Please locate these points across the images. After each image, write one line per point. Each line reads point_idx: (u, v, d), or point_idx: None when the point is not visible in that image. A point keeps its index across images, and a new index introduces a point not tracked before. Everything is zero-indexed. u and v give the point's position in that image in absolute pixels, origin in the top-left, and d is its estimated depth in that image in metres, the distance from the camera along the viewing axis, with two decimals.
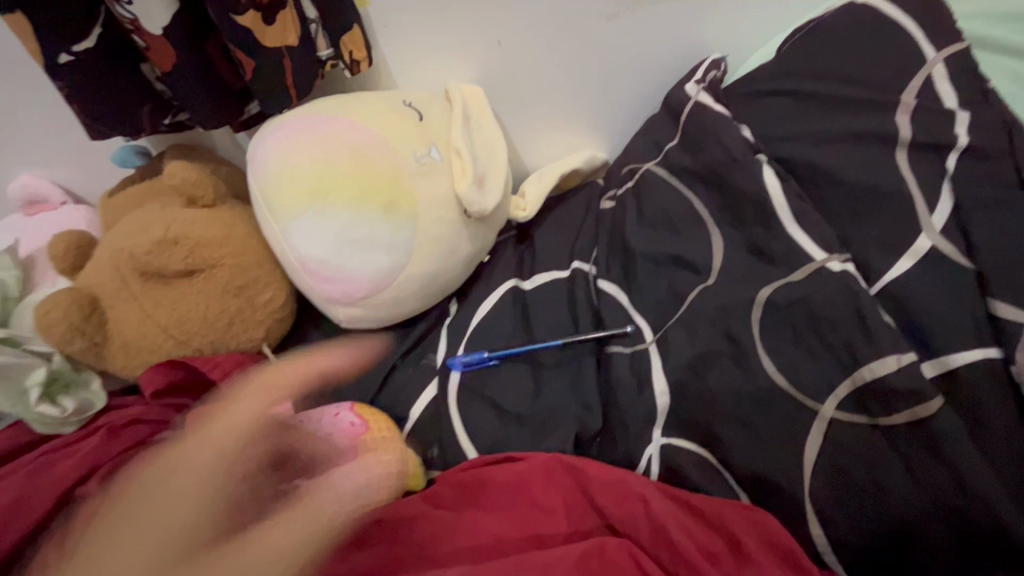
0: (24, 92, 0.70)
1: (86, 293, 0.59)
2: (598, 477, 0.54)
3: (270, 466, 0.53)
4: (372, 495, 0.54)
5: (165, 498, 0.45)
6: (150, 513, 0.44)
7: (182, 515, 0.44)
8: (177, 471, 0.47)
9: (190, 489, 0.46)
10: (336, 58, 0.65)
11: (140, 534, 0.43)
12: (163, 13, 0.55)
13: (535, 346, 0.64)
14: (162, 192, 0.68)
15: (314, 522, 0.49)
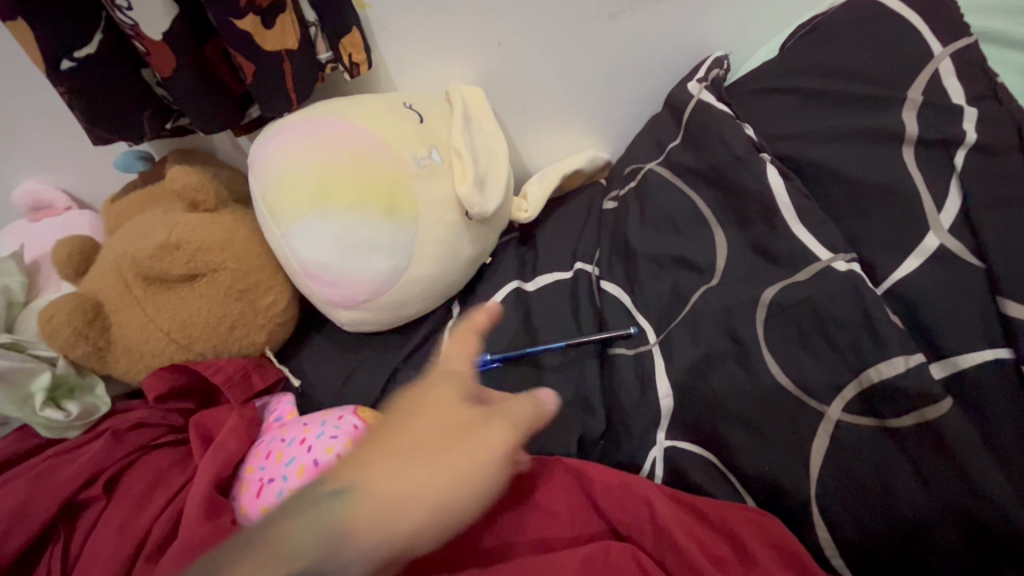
0: (28, 98, 0.70)
1: (89, 298, 0.59)
2: (603, 481, 0.53)
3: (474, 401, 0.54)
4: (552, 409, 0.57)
5: (434, 429, 0.50)
6: (425, 436, 0.49)
7: (455, 440, 0.49)
8: (427, 403, 0.52)
9: (432, 423, 0.50)
10: (335, 61, 0.65)
11: (425, 461, 0.48)
12: (162, 17, 0.55)
13: (538, 348, 0.64)
14: (164, 196, 0.68)
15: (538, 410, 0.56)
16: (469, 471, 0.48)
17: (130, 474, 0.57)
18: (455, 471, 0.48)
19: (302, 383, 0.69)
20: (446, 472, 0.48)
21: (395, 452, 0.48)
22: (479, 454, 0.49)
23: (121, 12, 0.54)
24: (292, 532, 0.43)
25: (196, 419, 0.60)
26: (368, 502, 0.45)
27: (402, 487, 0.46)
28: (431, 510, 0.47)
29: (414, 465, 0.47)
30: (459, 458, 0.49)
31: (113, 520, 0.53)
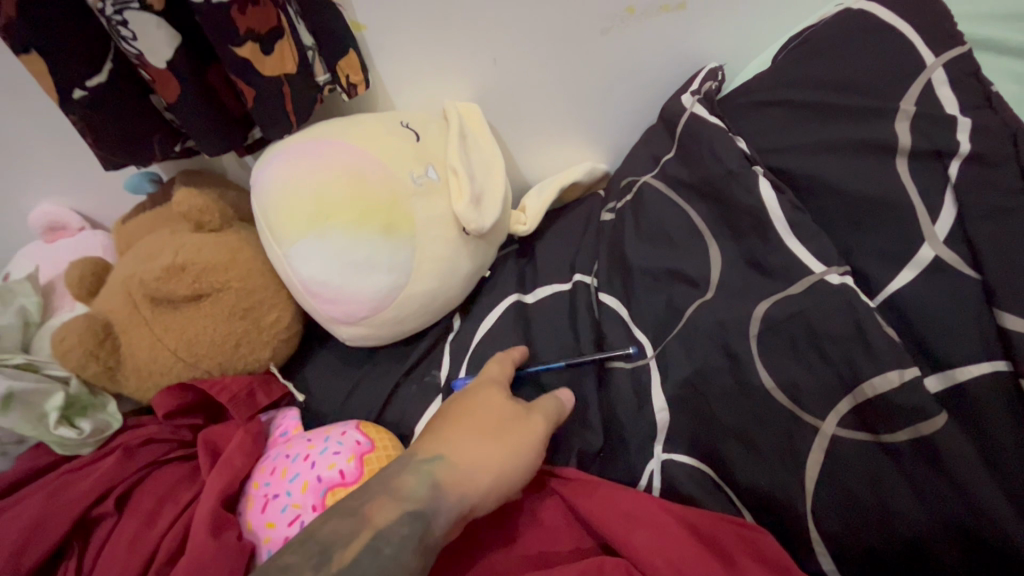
0: (42, 126, 0.73)
1: (101, 320, 0.62)
2: (608, 494, 0.55)
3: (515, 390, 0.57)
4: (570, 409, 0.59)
5: (492, 409, 0.53)
6: (485, 415, 0.52)
7: (511, 419, 0.53)
8: (481, 390, 0.55)
9: (491, 405, 0.53)
10: (334, 83, 0.67)
11: (492, 435, 0.51)
12: (166, 47, 0.57)
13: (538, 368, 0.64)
14: (171, 218, 0.70)
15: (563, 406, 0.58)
16: (526, 447, 0.51)
17: (141, 489, 0.58)
18: (516, 447, 0.51)
19: (306, 397, 0.70)
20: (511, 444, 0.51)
21: (464, 427, 0.51)
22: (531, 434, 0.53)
23: (127, 43, 0.55)
24: (398, 485, 0.46)
25: (204, 435, 0.62)
26: (452, 465, 0.48)
27: (478, 454, 0.49)
28: (501, 478, 0.49)
29: (484, 437, 0.50)
30: (516, 436, 0.52)
31: (125, 536, 0.54)
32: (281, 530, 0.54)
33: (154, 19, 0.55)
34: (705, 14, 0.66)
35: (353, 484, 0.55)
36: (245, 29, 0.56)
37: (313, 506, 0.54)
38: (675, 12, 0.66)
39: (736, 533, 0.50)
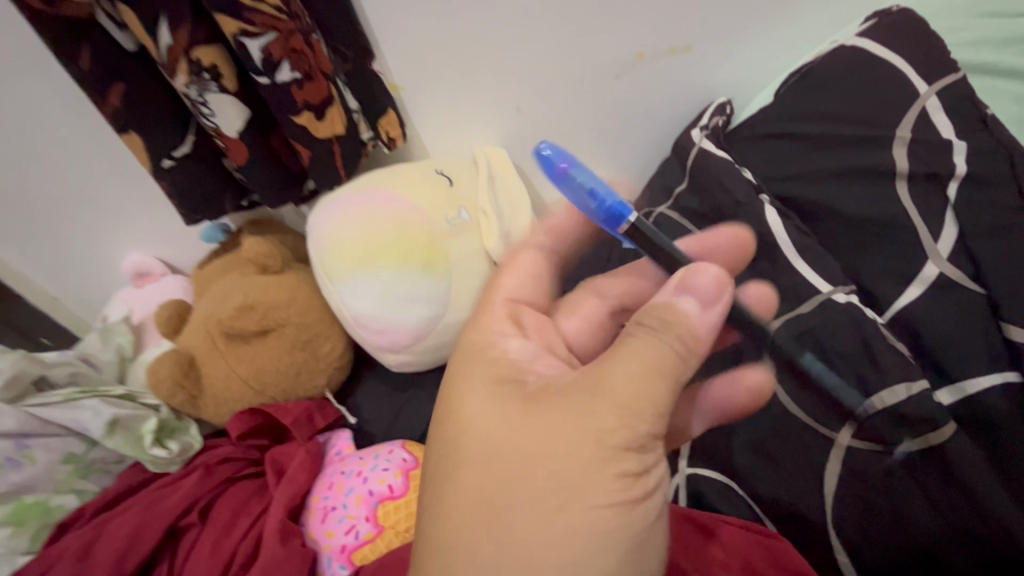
0: (137, 189, 0.86)
1: (184, 355, 0.71)
2: None
3: (534, 402, 0.37)
4: (706, 333, 0.38)
5: (493, 472, 0.36)
6: (490, 486, 0.36)
7: (540, 478, 0.35)
8: (460, 451, 0.37)
9: (492, 470, 0.36)
10: (376, 138, 0.76)
11: (513, 523, 0.34)
12: (236, 119, 0.66)
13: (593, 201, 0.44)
14: (239, 262, 0.80)
15: (664, 366, 0.36)
16: (571, 501, 0.34)
17: (220, 502, 0.66)
18: (566, 521, 0.34)
19: (357, 419, 0.77)
20: (553, 523, 0.34)
21: (463, 529, 0.35)
22: (581, 475, 0.34)
23: (206, 118, 0.65)
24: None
25: (271, 453, 0.70)
26: None
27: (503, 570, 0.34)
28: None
29: (503, 540, 0.34)
30: (543, 502, 0.34)
31: (208, 543, 0.62)
32: (339, 538, 0.60)
33: (228, 98, 0.65)
34: (711, 55, 0.71)
35: (401, 497, 0.61)
36: (302, 101, 0.64)
37: (366, 517, 0.60)
38: (682, 55, 0.71)
39: (755, 540, 0.52)
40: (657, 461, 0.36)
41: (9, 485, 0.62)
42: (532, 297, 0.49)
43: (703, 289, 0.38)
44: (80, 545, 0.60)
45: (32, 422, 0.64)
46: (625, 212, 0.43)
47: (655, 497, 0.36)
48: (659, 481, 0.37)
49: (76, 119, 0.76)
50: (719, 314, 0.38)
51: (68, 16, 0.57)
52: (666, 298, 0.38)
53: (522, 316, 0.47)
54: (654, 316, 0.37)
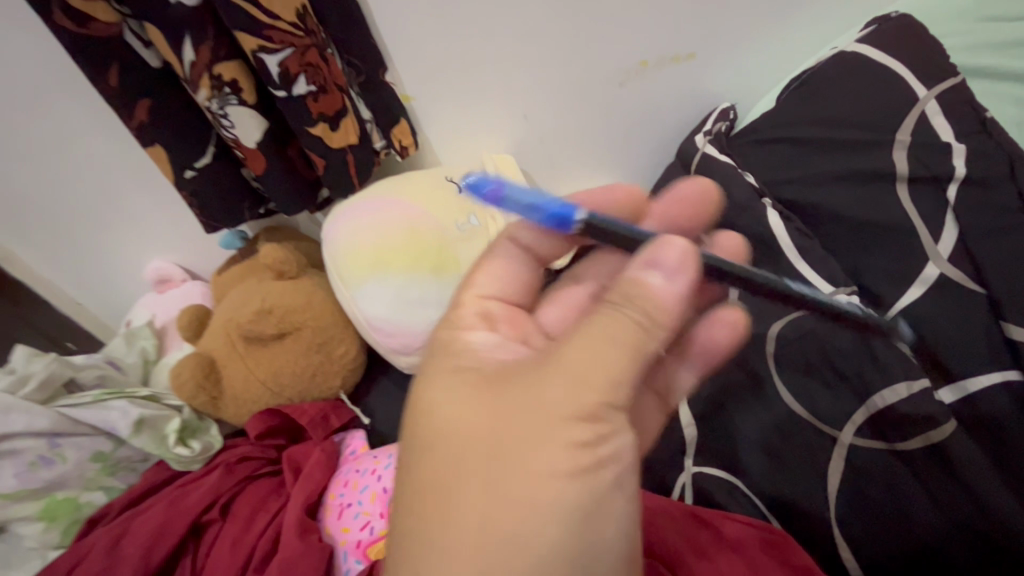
0: (160, 198, 0.89)
1: (205, 357, 0.74)
2: None
3: (488, 382, 0.36)
4: (673, 306, 0.34)
5: (441, 453, 0.35)
6: (439, 466, 0.34)
7: (485, 455, 0.33)
8: (417, 436, 0.36)
9: (441, 451, 0.35)
10: (388, 147, 0.78)
11: (458, 504, 0.33)
12: (255, 131, 0.69)
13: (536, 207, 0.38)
14: (257, 268, 0.83)
15: (620, 337, 0.33)
16: (525, 483, 0.32)
17: (240, 499, 0.69)
18: (519, 503, 0.32)
19: (371, 420, 0.79)
20: (505, 505, 0.32)
21: (415, 511, 0.34)
22: (532, 454, 0.32)
23: (226, 130, 0.68)
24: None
25: (288, 453, 0.73)
26: None
27: (458, 557, 0.32)
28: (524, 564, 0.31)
29: (457, 526, 0.32)
30: (497, 486, 0.32)
31: (229, 538, 0.64)
32: (355, 533, 0.62)
33: (247, 111, 0.68)
34: (713, 61, 0.73)
35: None
36: (317, 113, 0.67)
37: (380, 513, 0.62)
38: (685, 62, 0.73)
39: (759, 535, 0.53)
40: (619, 433, 0.33)
41: (42, 481, 0.66)
42: (505, 293, 0.47)
43: (669, 263, 0.34)
44: (109, 539, 0.62)
45: (63, 421, 0.67)
46: (571, 214, 0.38)
47: (617, 470, 0.33)
48: (622, 453, 0.33)
49: (103, 132, 0.79)
50: (687, 288, 0.34)
51: (98, 35, 0.60)
52: (630, 274, 0.35)
53: (493, 311, 0.44)
54: (614, 293, 0.34)
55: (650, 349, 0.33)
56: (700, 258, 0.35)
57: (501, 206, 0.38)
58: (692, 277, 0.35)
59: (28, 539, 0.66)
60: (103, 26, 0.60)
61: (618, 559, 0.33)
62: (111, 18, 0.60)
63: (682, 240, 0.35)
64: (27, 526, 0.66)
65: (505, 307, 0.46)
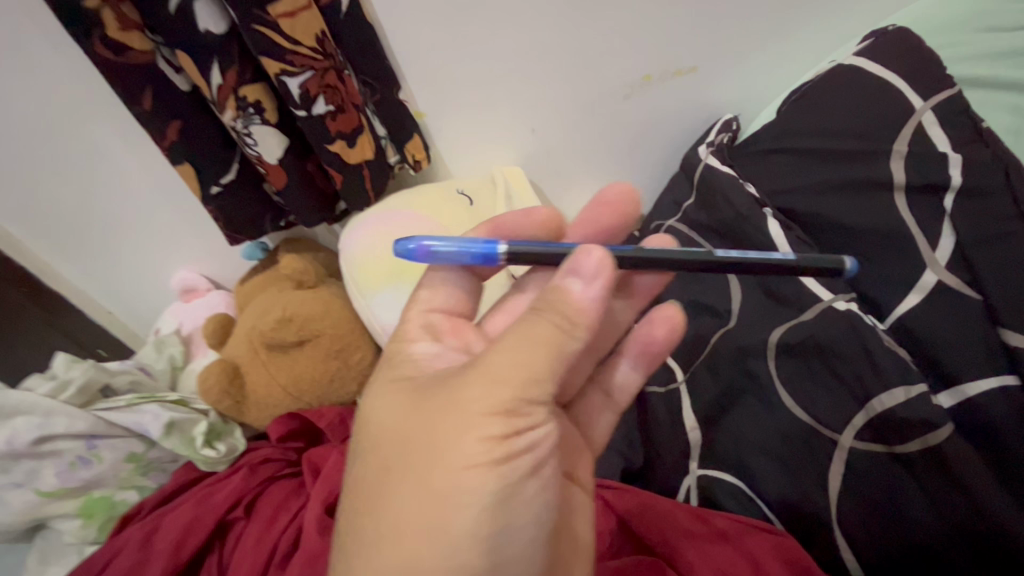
0: (188, 212, 0.94)
1: (230, 363, 0.78)
2: (627, 502, 0.62)
3: (424, 388, 0.43)
4: (591, 309, 0.40)
5: (388, 443, 0.41)
6: (386, 455, 0.41)
7: (420, 445, 0.40)
8: (367, 435, 0.43)
9: (388, 442, 0.41)
10: (402, 161, 0.82)
11: (397, 486, 0.39)
12: (277, 149, 0.73)
13: (461, 251, 0.46)
14: (278, 278, 0.87)
15: (538, 339, 0.39)
16: (447, 470, 0.38)
17: (263, 497, 0.72)
18: (443, 488, 0.38)
19: None
20: (431, 490, 0.38)
21: (363, 499, 0.41)
22: (453, 445, 0.38)
23: (250, 148, 0.72)
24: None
25: (308, 454, 0.75)
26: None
27: (393, 536, 0.38)
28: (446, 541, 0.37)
29: (392, 508, 0.39)
30: (426, 474, 0.39)
31: (252, 535, 0.67)
32: None
33: (270, 129, 0.71)
34: (715, 75, 0.75)
35: None
36: (336, 131, 0.70)
37: None
38: (688, 75, 0.75)
39: (760, 535, 0.55)
40: (531, 424, 0.39)
41: (80, 480, 0.70)
42: (450, 305, 0.51)
43: (586, 270, 0.41)
44: (141, 535, 0.66)
45: (100, 423, 0.71)
46: (495, 248, 0.46)
47: (530, 456, 0.39)
48: (535, 442, 0.39)
49: (134, 152, 0.84)
50: (602, 290, 0.41)
51: (133, 63, 0.64)
52: (553, 281, 0.41)
53: (438, 323, 0.50)
54: (541, 299, 0.41)
55: (566, 351, 0.39)
56: (615, 266, 0.42)
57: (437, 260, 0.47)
58: (607, 281, 0.41)
59: (68, 535, 0.71)
60: (140, 55, 0.64)
61: (530, 531, 0.40)
62: (145, 47, 0.64)
63: (599, 249, 0.42)
64: (68, 522, 0.71)
65: (449, 318, 0.51)
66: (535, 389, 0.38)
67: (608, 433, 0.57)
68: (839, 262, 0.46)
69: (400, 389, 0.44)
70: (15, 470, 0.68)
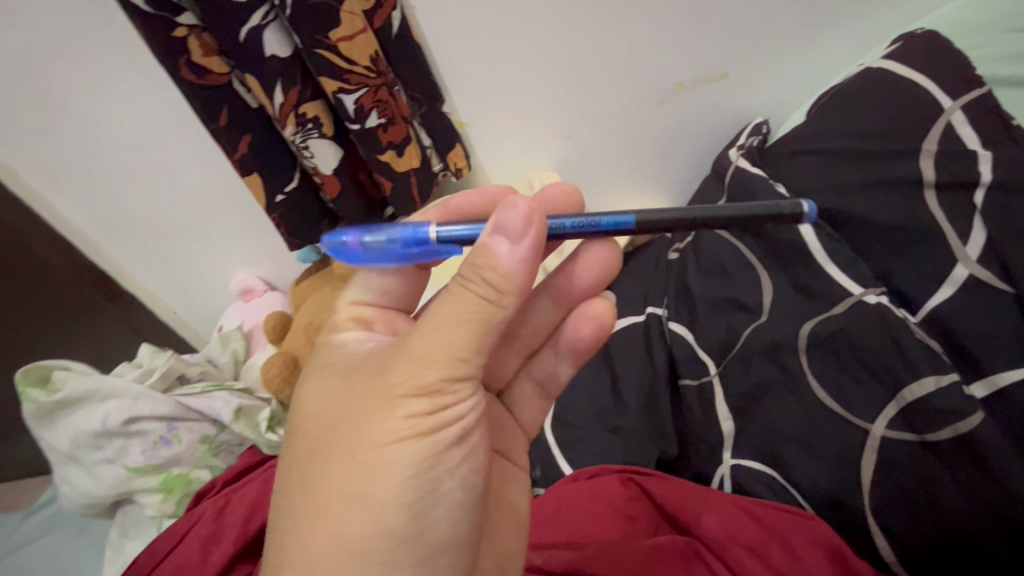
0: (246, 219, 1.02)
1: (290, 356, 0.84)
2: (662, 487, 0.65)
3: (355, 373, 0.46)
4: (514, 270, 0.41)
5: (320, 423, 0.45)
6: (317, 435, 0.45)
7: (349, 423, 0.43)
8: (300, 418, 0.47)
9: (320, 424, 0.45)
10: (445, 170, 0.87)
11: (324, 463, 0.43)
12: (332, 159, 0.79)
13: (393, 238, 0.47)
14: (329, 278, 0.94)
15: (466, 317, 0.41)
16: (372, 446, 0.42)
17: None
18: (368, 461, 0.42)
19: None
20: (358, 463, 0.42)
21: (295, 475, 0.44)
22: (377, 424, 0.42)
23: (307, 160, 0.78)
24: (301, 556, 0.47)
25: None
26: (299, 541, 0.41)
27: (321, 506, 0.42)
28: (371, 508, 0.41)
29: (321, 481, 0.42)
30: (351, 450, 0.42)
31: None
32: None
33: (327, 142, 0.78)
34: (743, 82, 0.78)
35: None
36: (386, 142, 0.76)
37: None
38: (717, 82, 0.78)
39: (793, 519, 0.58)
40: (454, 402, 0.43)
41: (162, 458, 0.78)
42: (383, 300, 0.55)
43: (512, 229, 0.40)
44: (213, 510, 0.73)
45: (179, 408, 0.79)
46: (425, 231, 0.47)
47: (454, 430, 0.43)
48: (459, 417, 0.44)
49: (201, 163, 0.92)
50: (530, 248, 0.41)
51: (211, 84, 0.72)
52: (481, 241, 0.41)
53: (368, 314, 0.54)
54: (468, 264, 0.41)
55: (494, 320, 0.41)
56: (544, 221, 0.41)
57: (372, 251, 0.48)
58: (537, 238, 0.41)
59: (149, 509, 0.79)
60: (219, 77, 0.72)
61: (454, 497, 0.44)
62: (223, 70, 0.72)
63: (524, 202, 0.41)
64: (149, 496, 0.79)
65: (382, 311, 0.55)
66: (457, 368, 0.42)
67: (536, 420, 0.63)
68: (799, 209, 0.44)
69: (331, 377, 0.48)
70: (108, 446, 0.77)
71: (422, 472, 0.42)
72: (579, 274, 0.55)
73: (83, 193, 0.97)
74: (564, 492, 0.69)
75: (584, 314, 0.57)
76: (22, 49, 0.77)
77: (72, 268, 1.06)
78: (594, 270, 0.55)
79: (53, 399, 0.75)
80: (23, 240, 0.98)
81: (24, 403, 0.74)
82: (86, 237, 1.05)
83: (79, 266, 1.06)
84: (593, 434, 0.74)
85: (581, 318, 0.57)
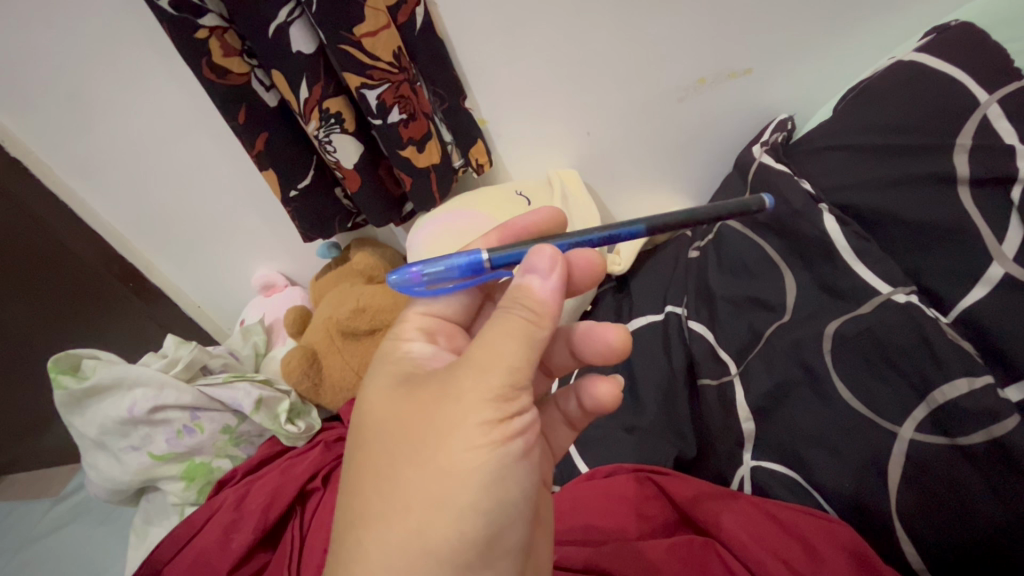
0: (267, 215, 1.03)
1: (309, 349, 0.86)
2: (678, 487, 0.64)
3: (418, 383, 0.45)
4: (548, 299, 0.43)
5: (388, 432, 0.44)
6: (384, 443, 0.44)
7: (417, 432, 0.42)
8: (367, 427, 0.46)
9: (387, 433, 0.44)
10: (466, 165, 0.87)
11: (396, 471, 0.42)
12: (354, 154, 0.80)
13: (448, 268, 0.46)
14: (346, 274, 0.96)
15: (521, 336, 0.41)
16: (443, 455, 0.40)
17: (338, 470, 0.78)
18: (438, 470, 0.40)
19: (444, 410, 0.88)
20: (429, 472, 0.40)
21: (365, 482, 0.43)
22: (446, 434, 0.41)
23: (330, 154, 0.79)
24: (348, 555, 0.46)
25: None
26: (373, 548, 0.40)
27: (394, 514, 0.40)
28: (444, 516, 0.40)
29: (393, 489, 0.41)
30: (421, 460, 0.41)
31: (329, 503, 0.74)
32: None
33: (349, 138, 0.78)
34: (767, 77, 0.77)
35: None
36: (407, 137, 0.76)
37: None
38: (740, 78, 0.77)
39: (816, 523, 0.57)
40: (521, 410, 0.42)
41: (186, 446, 0.81)
42: (444, 311, 0.55)
43: (542, 266, 0.43)
44: (234, 498, 0.75)
45: (201, 398, 0.81)
46: (479, 258, 0.46)
47: (519, 441, 0.42)
48: (524, 427, 0.42)
49: (225, 161, 0.94)
50: (559, 283, 0.43)
51: (232, 84, 0.73)
52: (515, 280, 0.44)
53: (433, 326, 0.54)
54: (505, 297, 0.43)
55: (537, 337, 0.42)
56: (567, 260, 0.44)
57: (429, 282, 0.47)
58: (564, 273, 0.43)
59: (172, 495, 0.81)
60: (238, 77, 0.73)
61: (521, 508, 0.42)
62: (242, 69, 0.73)
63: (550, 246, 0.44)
64: (172, 483, 0.81)
65: (444, 323, 0.55)
66: (520, 378, 0.41)
67: (566, 447, 0.60)
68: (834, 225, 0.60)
69: (394, 386, 0.47)
70: (133, 434, 0.79)
71: (490, 484, 0.41)
72: (582, 348, 0.54)
73: (114, 188, 1.00)
74: (580, 490, 0.68)
75: (588, 389, 0.54)
76: (61, 49, 0.80)
77: (99, 259, 1.08)
78: (597, 350, 0.53)
79: (82, 386, 0.77)
80: (57, 235, 1.02)
81: (54, 391, 0.77)
82: (117, 232, 1.09)
83: (107, 257, 1.09)
84: (610, 433, 0.74)
85: (586, 391, 0.54)
